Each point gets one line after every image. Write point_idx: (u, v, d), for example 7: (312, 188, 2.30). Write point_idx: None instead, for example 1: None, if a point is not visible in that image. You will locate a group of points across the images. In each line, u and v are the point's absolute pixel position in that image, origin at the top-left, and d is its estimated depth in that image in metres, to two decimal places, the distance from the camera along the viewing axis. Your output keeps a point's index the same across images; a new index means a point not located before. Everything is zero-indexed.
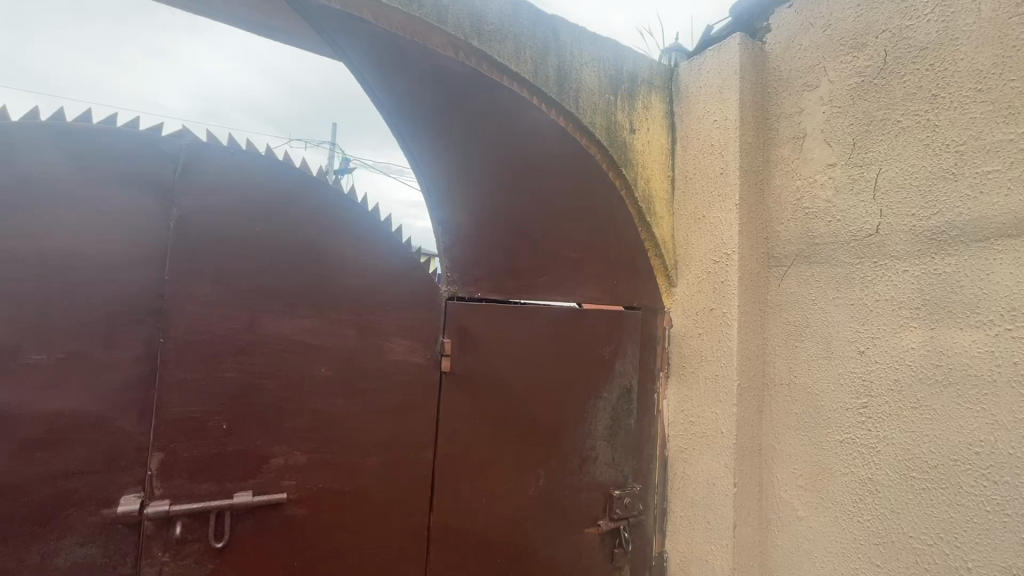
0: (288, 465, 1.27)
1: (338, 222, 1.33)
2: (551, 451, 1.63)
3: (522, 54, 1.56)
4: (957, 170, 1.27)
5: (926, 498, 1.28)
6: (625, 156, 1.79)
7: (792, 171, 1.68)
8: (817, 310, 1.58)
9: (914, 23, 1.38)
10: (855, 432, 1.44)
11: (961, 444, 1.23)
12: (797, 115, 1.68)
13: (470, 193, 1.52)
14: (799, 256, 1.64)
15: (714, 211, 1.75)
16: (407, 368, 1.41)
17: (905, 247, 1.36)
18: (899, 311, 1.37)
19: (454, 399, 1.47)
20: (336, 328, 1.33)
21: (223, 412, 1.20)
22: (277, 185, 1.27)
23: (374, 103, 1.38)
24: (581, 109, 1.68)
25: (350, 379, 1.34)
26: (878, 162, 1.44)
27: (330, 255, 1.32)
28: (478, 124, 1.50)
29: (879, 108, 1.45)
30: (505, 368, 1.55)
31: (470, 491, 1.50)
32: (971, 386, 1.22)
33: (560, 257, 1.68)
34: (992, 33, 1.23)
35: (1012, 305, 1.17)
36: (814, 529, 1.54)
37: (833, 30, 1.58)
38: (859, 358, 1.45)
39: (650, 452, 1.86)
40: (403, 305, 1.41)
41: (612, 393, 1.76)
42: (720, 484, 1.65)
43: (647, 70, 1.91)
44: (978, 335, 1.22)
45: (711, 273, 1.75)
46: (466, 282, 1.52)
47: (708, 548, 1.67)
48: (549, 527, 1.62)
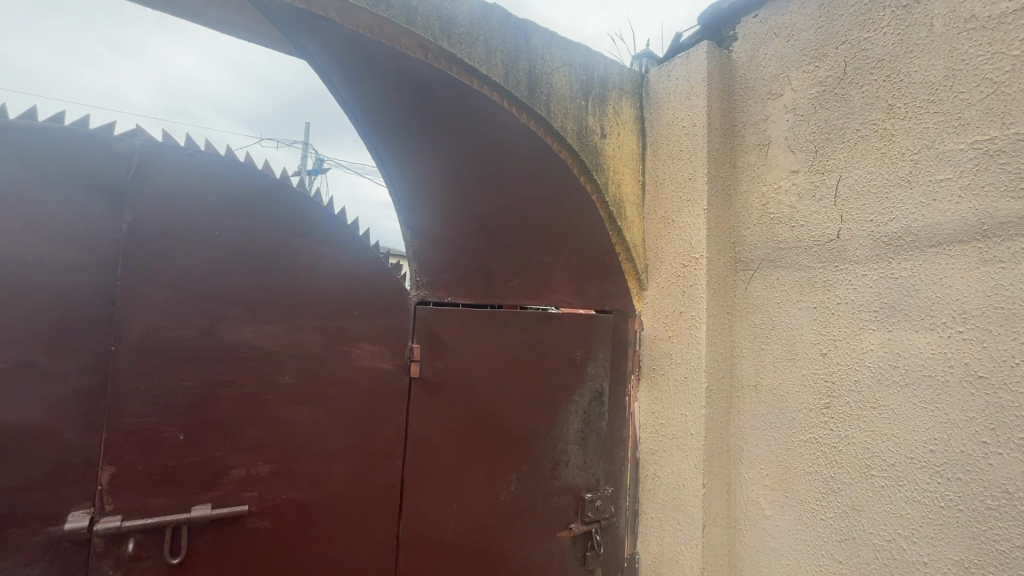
0: (250, 476, 1.23)
1: (302, 226, 1.30)
2: (523, 456, 1.62)
3: (493, 57, 1.56)
4: (912, 178, 1.32)
5: (885, 494, 1.32)
6: (596, 160, 1.80)
7: (758, 177, 1.72)
8: (781, 313, 1.61)
9: (871, 36, 1.43)
10: (818, 432, 1.48)
11: (918, 442, 1.27)
12: (762, 123, 1.72)
13: (440, 197, 1.51)
14: (764, 260, 1.68)
15: (683, 215, 1.78)
16: (375, 374, 1.38)
17: (864, 252, 1.41)
18: (859, 313, 1.41)
19: (423, 404, 1.45)
20: (301, 334, 1.30)
21: (180, 422, 1.16)
22: (238, 188, 1.23)
23: (340, 104, 1.36)
24: (553, 113, 1.69)
25: (315, 386, 1.31)
26: (839, 170, 1.49)
27: (295, 260, 1.29)
28: (449, 127, 1.49)
29: (839, 117, 1.50)
30: (476, 373, 1.54)
31: (440, 498, 1.48)
32: (925, 386, 1.26)
33: (532, 261, 1.68)
34: (943, 46, 1.28)
35: (962, 308, 1.21)
36: (780, 527, 1.57)
37: (796, 40, 1.62)
38: (822, 360, 1.49)
39: (622, 455, 1.87)
40: (371, 310, 1.39)
41: (584, 396, 1.76)
42: (690, 485, 1.67)
43: (618, 75, 1.93)
44: (931, 337, 1.26)
45: (680, 277, 1.77)
46: (436, 286, 1.50)
47: (679, 549, 1.69)
48: (521, 533, 1.62)
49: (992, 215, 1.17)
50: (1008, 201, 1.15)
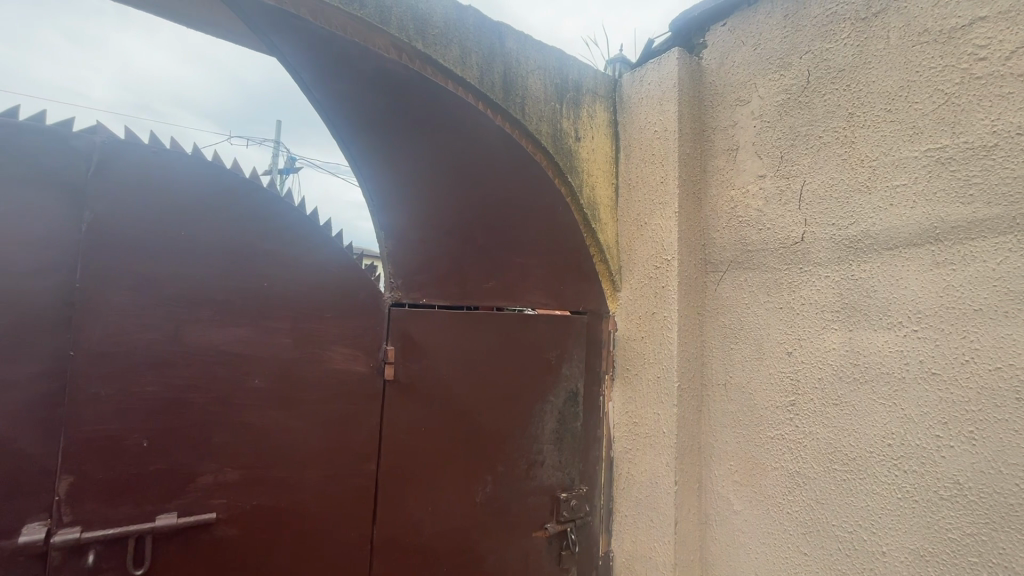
0: (218, 483, 1.20)
1: (273, 227, 1.28)
2: (499, 457, 1.63)
3: (468, 59, 1.56)
4: (870, 183, 1.38)
5: (846, 487, 1.37)
6: (571, 163, 1.82)
7: (727, 180, 1.76)
8: (749, 313, 1.66)
9: (832, 47, 1.49)
10: (785, 428, 1.53)
11: (876, 437, 1.33)
12: (731, 128, 1.76)
13: (414, 198, 1.49)
14: (733, 261, 1.72)
15: (655, 218, 1.81)
16: (348, 377, 1.37)
17: (827, 254, 1.46)
18: (822, 313, 1.47)
19: (398, 407, 1.44)
20: (272, 337, 1.27)
21: (144, 429, 1.12)
22: (206, 189, 1.20)
23: (312, 103, 1.33)
24: (527, 116, 1.70)
25: (287, 390, 1.28)
26: (803, 175, 1.54)
27: (266, 262, 1.27)
28: (423, 128, 1.49)
29: (803, 124, 1.55)
30: (451, 375, 1.54)
31: (416, 501, 1.47)
32: (884, 383, 1.32)
33: (508, 263, 1.69)
34: (899, 59, 1.35)
35: (918, 308, 1.28)
36: (748, 522, 1.61)
37: (762, 49, 1.68)
38: (787, 359, 1.54)
39: (596, 454, 1.90)
40: (344, 312, 1.37)
41: (559, 397, 1.78)
42: (663, 482, 1.70)
43: (591, 80, 1.95)
44: (889, 336, 1.32)
45: (653, 278, 1.80)
46: (411, 287, 1.49)
47: (652, 546, 1.72)
48: (496, 535, 1.62)
49: (944, 220, 1.24)
50: (958, 206, 1.21)
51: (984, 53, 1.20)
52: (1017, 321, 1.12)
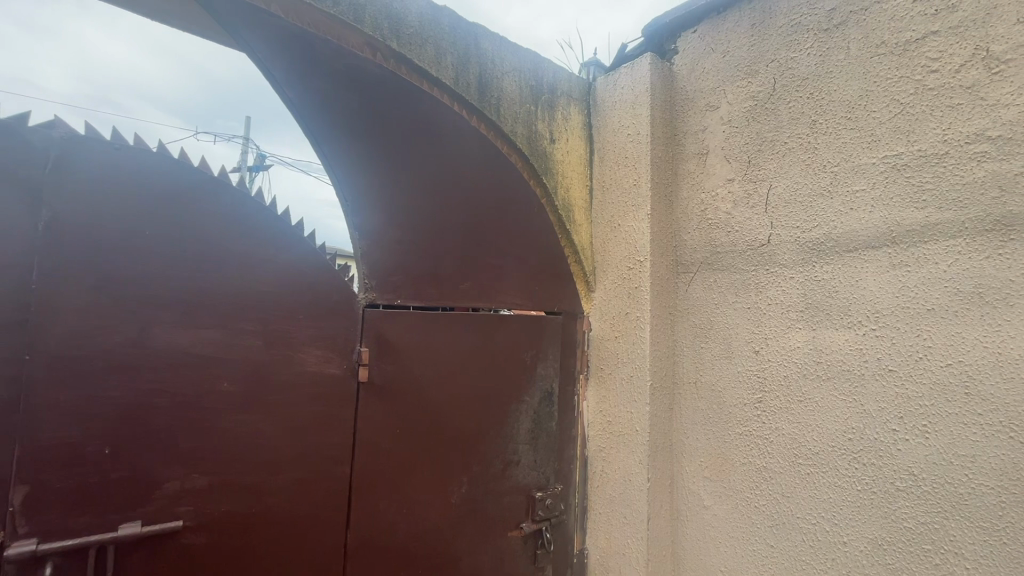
0: (185, 490, 1.16)
1: (244, 227, 1.25)
2: (474, 458, 1.63)
3: (443, 59, 1.56)
4: (832, 188, 1.44)
5: (810, 480, 1.43)
6: (546, 165, 1.84)
7: (697, 183, 1.80)
8: (718, 313, 1.70)
9: (797, 56, 1.55)
10: (752, 425, 1.58)
11: (838, 431, 1.38)
12: (701, 133, 1.81)
13: (389, 198, 1.48)
14: (703, 263, 1.76)
15: (628, 219, 1.84)
16: (322, 379, 1.35)
17: (792, 256, 1.52)
18: (787, 313, 1.52)
19: (371, 409, 1.43)
20: (242, 339, 1.24)
21: (105, 435, 1.08)
22: (172, 187, 1.17)
23: (284, 102, 1.31)
24: (502, 117, 1.71)
25: (258, 393, 1.26)
26: (770, 179, 1.59)
27: (236, 263, 1.24)
28: (399, 128, 1.48)
29: (769, 130, 1.61)
30: (426, 376, 1.53)
31: (389, 504, 1.46)
32: (844, 379, 1.38)
33: (483, 264, 1.69)
34: (859, 69, 1.41)
35: (876, 307, 1.34)
36: (717, 516, 1.65)
37: (730, 56, 1.73)
38: (755, 357, 1.59)
39: (571, 453, 1.91)
40: (317, 313, 1.35)
41: (533, 397, 1.79)
42: (636, 480, 1.73)
43: (566, 83, 1.97)
44: (849, 334, 1.38)
45: (626, 279, 1.83)
46: (385, 288, 1.48)
47: (625, 542, 1.74)
48: (471, 535, 1.62)
49: (900, 224, 1.31)
50: (913, 211, 1.28)
51: (936, 65, 1.27)
52: (965, 320, 1.19)
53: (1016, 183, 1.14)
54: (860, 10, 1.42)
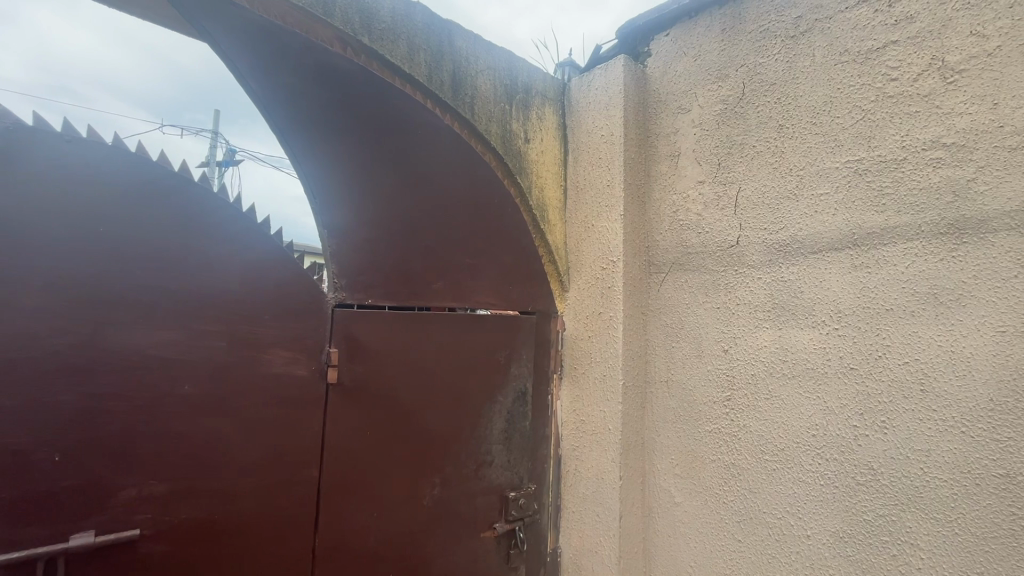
0: (143, 497, 1.12)
1: (208, 224, 1.21)
2: (447, 459, 1.62)
3: (416, 55, 1.54)
4: (797, 191, 1.49)
5: (776, 476, 1.47)
6: (520, 164, 1.84)
7: (669, 185, 1.83)
8: (689, 313, 1.73)
9: (765, 61, 1.59)
10: (721, 422, 1.61)
11: (802, 428, 1.42)
12: (673, 135, 1.83)
13: (360, 196, 1.46)
14: (674, 263, 1.79)
15: (602, 220, 1.86)
16: (289, 380, 1.32)
17: (759, 257, 1.55)
18: (755, 313, 1.55)
19: (341, 411, 1.40)
20: (205, 340, 1.20)
21: (56, 442, 1.03)
22: (133, 183, 1.13)
23: (249, 94, 1.27)
24: (476, 115, 1.71)
25: (222, 395, 1.22)
26: (738, 181, 1.62)
27: (199, 261, 1.20)
28: (370, 125, 1.45)
29: (738, 133, 1.64)
30: (397, 377, 1.51)
31: (360, 507, 1.43)
32: (809, 377, 1.42)
33: (457, 263, 1.68)
34: (824, 76, 1.46)
35: (838, 308, 1.38)
36: (687, 513, 1.68)
37: (702, 60, 1.76)
38: (723, 356, 1.62)
39: (544, 453, 1.92)
40: (284, 313, 1.32)
41: (507, 396, 1.79)
42: (608, 478, 1.74)
43: (540, 83, 1.97)
44: (814, 334, 1.42)
45: (599, 279, 1.85)
46: (356, 288, 1.45)
47: (598, 540, 1.76)
48: (444, 536, 1.61)
49: (861, 226, 1.36)
50: (873, 214, 1.33)
51: (896, 74, 1.33)
52: (922, 319, 1.24)
53: (968, 189, 1.19)
54: (825, 18, 1.47)
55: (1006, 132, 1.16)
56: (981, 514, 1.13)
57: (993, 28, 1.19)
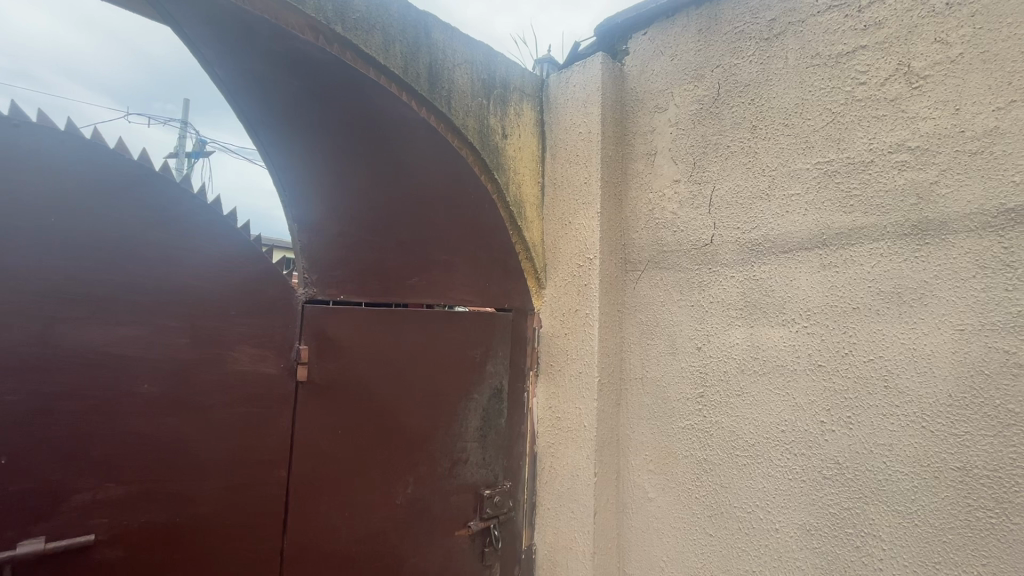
0: (98, 501, 1.07)
1: (173, 217, 1.17)
2: (421, 457, 1.60)
3: (392, 46, 1.51)
4: (770, 191, 1.51)
5: (746, 471, 1.50)
6: (497, 160, 1.83)
7: (645, 184, 1.84)
8: (664, 311, 1.75)
9: (739, 62, 1.61)
10: (694, 419, 1.63)
11: (772, 424, 1.46)
12: (649, 133, 1.84)
13: (333, 190, 1.42)
14: (650, 261, 1.80)
15: (579, 217, 1.86)
16: (257, 378, 1.28)
17: (732, 256, 1.58)
18: (728, 311, 1.58)
19: (311, 409, 1.37)
20: (166, 337, 1.16)
21: (3, 444, 0.98)
22: (94, 171, 1.08)
23: (215, 81, 1.22)
24: (453, 109, 1.68)
25: (184, 394, 1.17)
26: (713, 181, 1.64)
27: (163, 254, 1.15)
28: (343, 117, 1.42)
29: (713, 133, 1.66)
30: (370, 374, 1.48)
31: (330, 507, 1.40)
32: (778, 374, 1.45)
33: (433, 259, 1.66)
34: (797, 78, 1.49)
35: (807, 306, 1.42)
36: (661, 508, 1.69)
37: (678, 59, 1.77)
38: (697, 353, 1.64)
39: (520, 450, 1.91)
40: (250, 310, 1.28)
41: (483, 394, 1.77)
42: (583, 474, 1.75)
43: (518, 79, 1.96)
44: (783, 331, 1.46)
45: (576, 276, 1.85)
46: (327, 283, 1.42)
47: (572, 537, 1.76)
48: (418, 536, 1.59)
49: (830, 227, 1.39)
50: (842, 215, 1.37)
51: (864, 78, 1.36)
52: (886, 317, 1.28)
53: (931, 191, 1.23)
54: (797, 21, 1.50)
55: (966, 137, 1.20)
56: (939, 506, 1.18)
57: (956, 36, 1.23)
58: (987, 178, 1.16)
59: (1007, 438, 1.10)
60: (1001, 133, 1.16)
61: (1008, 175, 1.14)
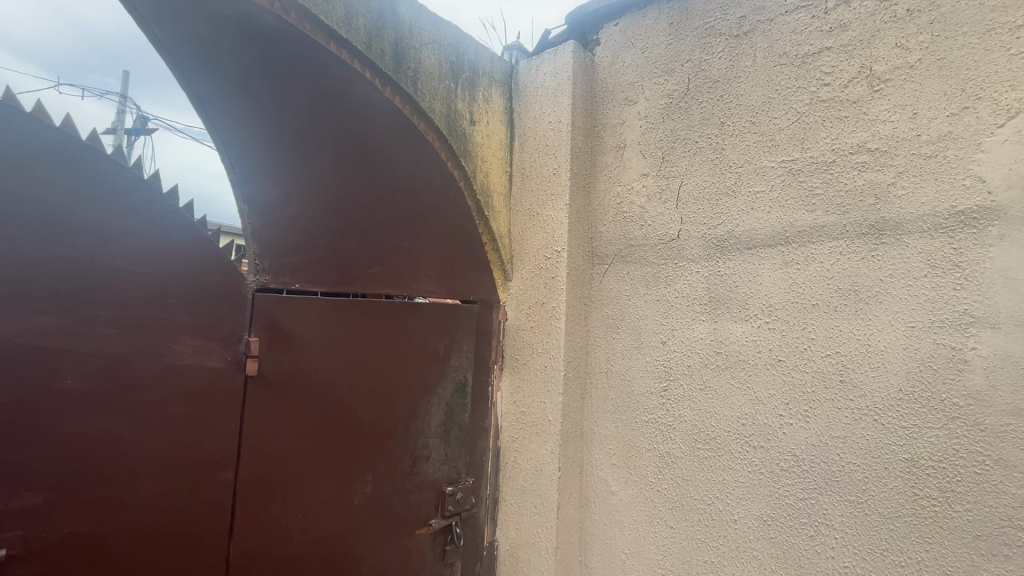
0: (10, 511, 0.96)
1: (104, 193, 1.05)
2: (381, 454, 1.53)
3: (354, 20, 1.43)
4: (736, 188, 1.53)
5: (708, 464, 1.52)
6: (464, 146, 1.77)
7: (614, 177, 1.82)
8: (629, 305, 1.74)
9: (709, 58, 1.61)
10: (658, 412, 1.64)
11: (733, 417, 1.48)
12: (619, 126, 1.82)
13: (288, 171, 1.32)
14: (617, 255, 1.79)
15: (547, 208, 1.83)
16: (200, 373, 1.18)
17: (698, 251, 1.59)
18: (692, 306, 1.59)
19: (261, 405, 1.28)
20: (95, 328, 1.05)
21: None
22: (20, 142, 0.96)
23: (153, 43, 1.10)
24: (419, 91, 1.61)
25: (115, 391, 1.07)
26: (681, 176, 1.65)
27: (75, 234, 1.02)
28: (300, 92, 1.32)
29: (682, 128, 1.66)
30: (327, 368, 1.40)
31: (282, 508, 1.32)
32: (740, 368, 1.48)
33: (396, 247, 1.58)
34: (764, 77, 1.50)
35: (770, 302, 1.44)
36: (623, 502, 1.70)
37: (649, 53, 1.76)
38: (662, 348, 1.64)
39: (483, 445, 1.87)
40: (192, 298, 1.17)
41: (446, 388, 1.72)
42: (547, 469, 1.73)
43: (487, 64, 1.90)
44: (746, 326, 1.48)
45: (543, 269, 1.82)
46: (281, 271, 1.32)
47: (535, 532, 1.75)
48: (376, 536, 1.52)
49: (793, 225, 1.42)
50: (804, 213, 1.40)
51: (828, 79, 1.39)
52: (842, 314, 1.32)
53: (888, 193, 1.27)
54: (766, 20, 1.52)
55: (922, 141, 1.24)
56: (888, 495, 1.23)
57: (915, 42, 1.27)
58: (940, 181, 1.21)
59: (950, 431, 1.15)
60: (954, 138, 1.20)
61: (959, 179, 1.18)
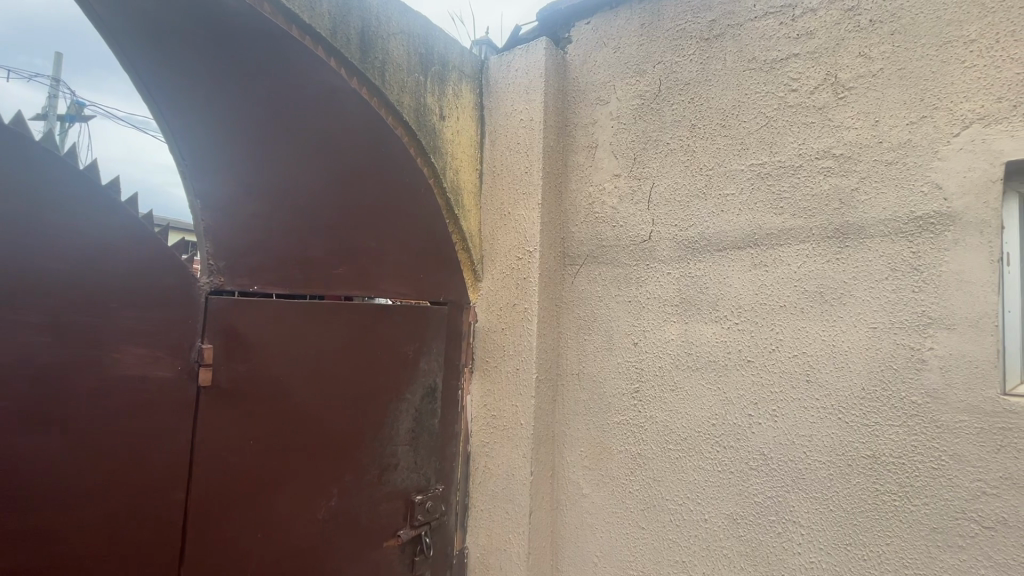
0: None
1: (33, 186, 0.94)
2: (347, 464, 1.46)
3: (318, 5, 1.36)
4: (706, 190, 1.54)
5: (679, 465, 1.52)
6: (434, 142, 1.71)
7: (586, 176, 1.81)
8: (601, 306, 1.73)
9: (680, 60, 1.62)
10: (629, 414, 1.63)
11: (705, 418, 1.49)
12: (591, 126, 1.81)
13: (247, 164, 1.23)
14: (589, 255, 1.78)
15: (518, 208, 1.79)
16: (146, 384, 1.08)
17: (669, 252, 1.59)
18: (664, 307, 1.59)
19: (217, 418, 1.19)
20: (23, 336, 0.94)
21: None
22: None
23: (94, 22, 0.99)
24: (387, 83, 1.55)
25: (46, 407, 0.96)
26: (652, 177, 1.65)
27: (12, 230, 0.92)
28: (259, 78, 1.23)
29: (654, 130, 1.66)
30: (289, 375, 1.32)
31: (241, 527, 1.23)
32: (710, 370, 1.49)
33: (363, 246, 1.51)
34: (735, 80, 1.52)
35: (739, 304, 1.46)
36: (595, 504, 1.69)
37: (621, 53, 1.75)
38: (633, 349, 1.64)
39: (453, 451, 1.82)
40: (137, 302, 1.07)
41: (415, 394, 1.66)
42: (518, 473, 1.70)
43: (457, 57, 1.84)
44: (716, 327, 1.49)
45: (514, 269, 1.78)
46: (238, 272, 1.23)
47: (507, 537, 1.71)
48: (343, 551, 1.45)
49: (762, 227, 1.44)
50: (773, 216, 1.42)
51: (796, 85, 1.42)
52: (809, 315, 1.35)
53: (852, 198, 1.31)
54: (735, 25, 1.53)
55: (884, 148, 1.28)
56: (850, 491, 1.26)
57: (877, 52, 1.31)
58: (900, 188, 1.25)
59: (909, 427, 1.20)
60: (913, 146, 1.24)
61: (918, 186, 1.23)
